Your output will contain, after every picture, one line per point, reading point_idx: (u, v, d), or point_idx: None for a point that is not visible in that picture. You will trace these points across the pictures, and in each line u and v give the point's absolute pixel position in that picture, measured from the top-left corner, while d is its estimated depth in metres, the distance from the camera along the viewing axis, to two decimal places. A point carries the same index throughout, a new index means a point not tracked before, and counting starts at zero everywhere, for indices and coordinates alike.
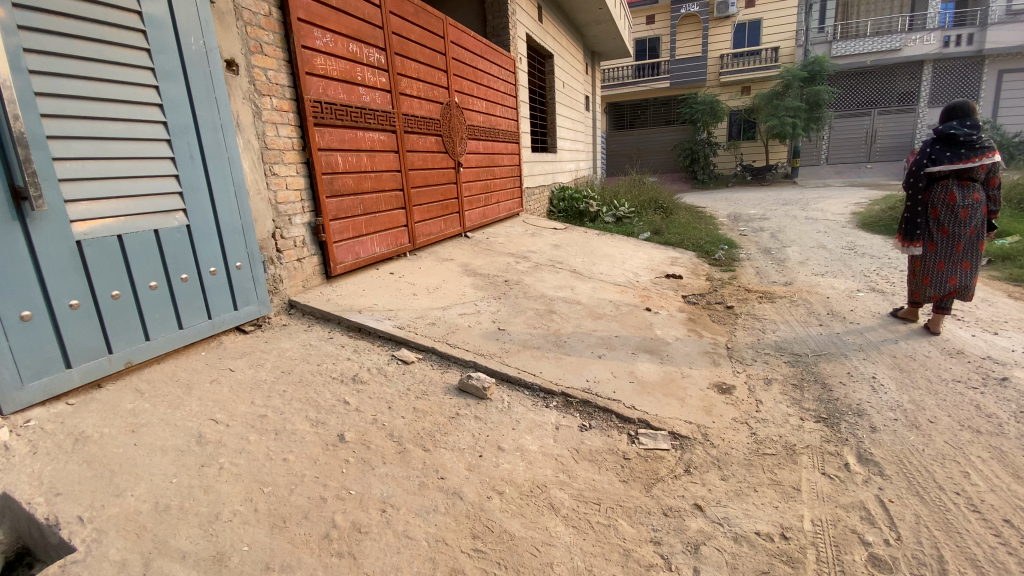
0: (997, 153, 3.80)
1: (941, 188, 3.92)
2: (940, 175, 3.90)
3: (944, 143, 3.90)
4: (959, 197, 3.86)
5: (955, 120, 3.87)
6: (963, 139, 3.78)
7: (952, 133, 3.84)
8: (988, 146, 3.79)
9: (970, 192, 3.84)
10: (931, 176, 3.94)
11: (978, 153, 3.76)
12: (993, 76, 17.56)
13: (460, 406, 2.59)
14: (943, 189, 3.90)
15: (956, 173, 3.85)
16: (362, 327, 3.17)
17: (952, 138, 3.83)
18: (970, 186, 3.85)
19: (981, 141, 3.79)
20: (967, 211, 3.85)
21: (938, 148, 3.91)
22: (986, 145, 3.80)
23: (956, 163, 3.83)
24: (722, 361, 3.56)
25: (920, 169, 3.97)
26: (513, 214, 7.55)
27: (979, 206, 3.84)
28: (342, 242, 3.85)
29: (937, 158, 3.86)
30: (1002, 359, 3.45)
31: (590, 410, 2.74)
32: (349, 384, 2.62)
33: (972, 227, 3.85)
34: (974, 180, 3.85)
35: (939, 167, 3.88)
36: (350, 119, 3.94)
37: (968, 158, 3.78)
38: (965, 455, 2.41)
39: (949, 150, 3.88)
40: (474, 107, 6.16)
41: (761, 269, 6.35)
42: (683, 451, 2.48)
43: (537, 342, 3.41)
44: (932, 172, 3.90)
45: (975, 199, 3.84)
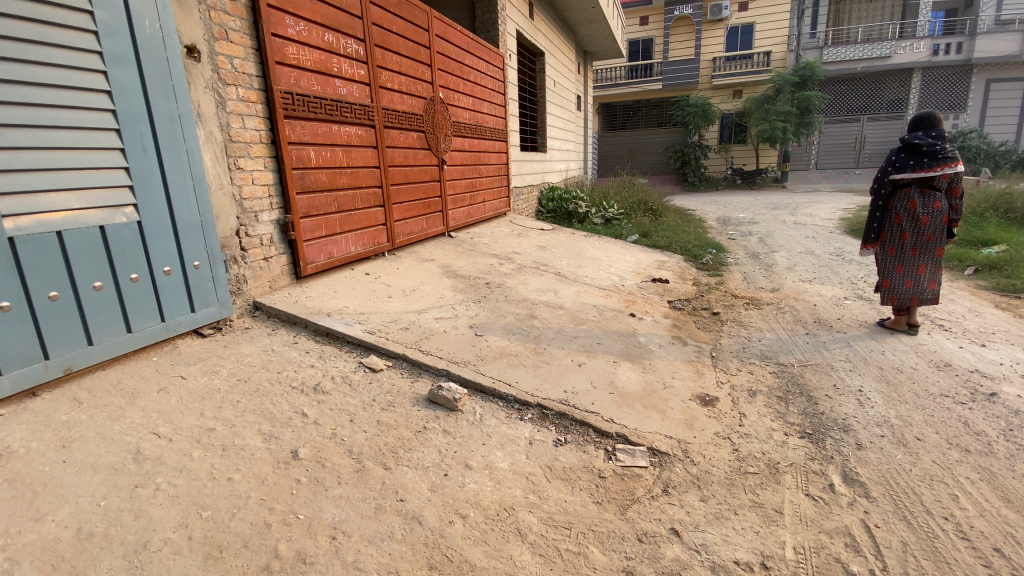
0: (960, 163, 3.95)
1: (904, 195, 4.13)
2: (903, 183, 4.12)
3: (909, 152, 4.09)
4: (920, 205, 4.06)
5: (921, 130, 4.06)
6: (925, 149, 3.97)
7: (916, 143, 4.04)
8: (950, 156, 3.94)
9: (930, 200, 4.04)
10: (895, 183, 4.17)
11: (939, 163, 3.93)
12: (981, 85, 17.67)
13: (428, 418, 2.44)
14: (906, 196, 4.12)
15: (919, 182, 4.05)
16: (330, 331, 3.01)
17: (916, 147, 4.03)
18: (932, 194, 4.04)
19: (944, 151, 3.95)
20: (927, 219, 4.05)
21: (903, 157, 4.11)
22: (948, 155, 3.96)
23: (918, 171, 4.01)
24: (706, 371, 3.44)
25: (885, 176, 4.21)
26: (500, 214, 7.40)
27: (939, 214, 4.03)
28: (314, 241, 3.68)
29: (899, 166, 4.08)
30: (990, 373, 3.37)
31: (567, 423, 2.60)
32: (309, 394, 2.46)
33: (930, 234, 4.06)
34: (937, 188, 4.03)
35: (901, 175, 4.09)
36: (325, 112, 3.77)
37: (929, 167, 3.96)
38: (953, 476, 2.31)
39: (913, 158, 4.07)
40: (460, 103, 6.00)
41: (749, 274, 6.26)
42: (661, 469, 2.35)
43: (515, 348, 3.27)
44: (895, 180, 4.13)
45: (935, 207, 4.03)
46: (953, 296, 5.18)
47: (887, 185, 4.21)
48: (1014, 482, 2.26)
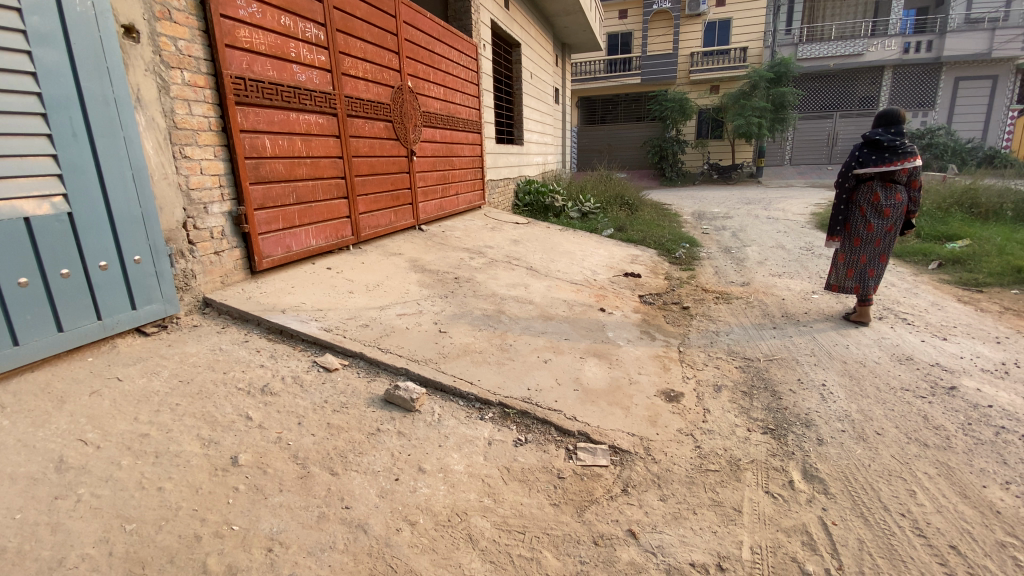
0: (917, 157, 4.05)
1: (867, 189, 4.17)
2: (866, 177, 4.15)
3: (870, 147, 4.13)
4: (883, 197, 4.11)
5: (881, 126, 4.11)
6: (887, 143, 4.02)
7: (878, 138, 4.08)
8: (909, 151, 4.04)
9: (892, 193, 4.11)
10: (858, 177, 4.20)
11: (901, 157, 4.01)
12: (949, 84, 18.09)
13: (382, 420, 2.33)
14: (869, 189, 4.16)
15: (881, 175, 4.10)
16: (284, 329, 2.88)
17: (878, 142, 4.07)
18: (893, 187, 4.11)
19: (904, 146, 4.03)
20: (889, 210, 4.13)
21: (865, 151, 4.14)
22: (907, 150, 4.04)
23: (882, 165, 4.06)
24: (673, 366, 3.42)
25: (849, 171, 4.22)
26: (474, 207, 7.27)
27: (900, 206, 4.12)
28: (270, 234, 3.52)
29: (864, 161, 4.10)
30: (950, 366, 3.42)
31: (528, 422, 2.52)
32: (256, 396, 2.34)
33: (891, 225, 4.16)
34: (897, 181, 4.11)
35: (866, 170, 4.12)
36: (282, 99, 3.61)
37: (892, 162, 4.02)
38: (911, 471, 2.32)
39: (874, 153, 4.11)
40: (430, 93, 5.85)
41: (720, 269, 6.29)
42: (622, 468, 2.30)
43: (480, 345, 3.16)
44: (860, 174, 4.15)
45: (897, 199, 4.11)
46: (916, 290, 5.27)
47: (850, 179, 4.23)
48: (970, 476, 2.27)
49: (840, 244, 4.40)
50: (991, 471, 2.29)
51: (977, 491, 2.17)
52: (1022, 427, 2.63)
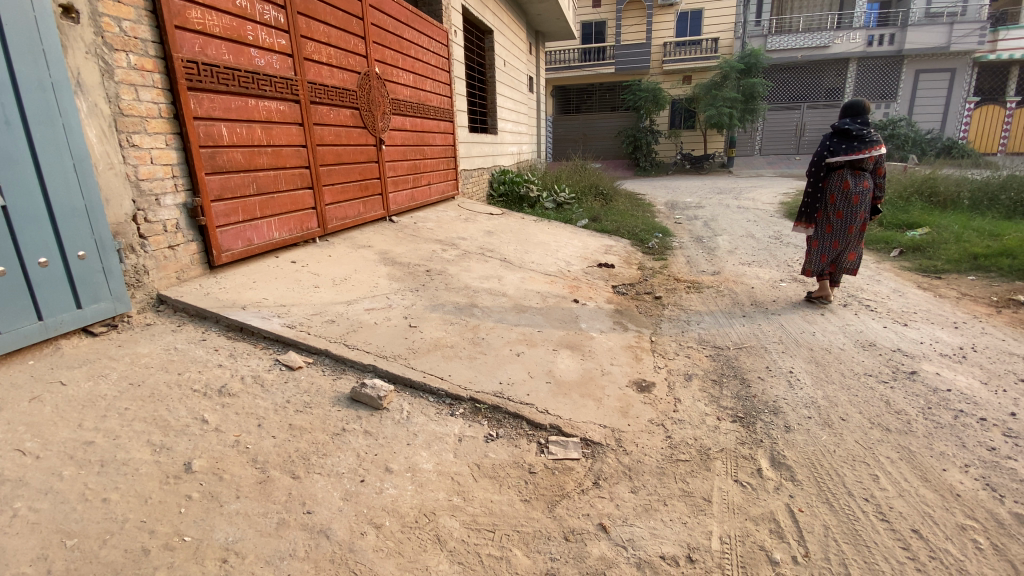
0: (883, 145, 4.17)
1: (838, 177, 4.27)
2: (837, 165, 4.25)
3: (840, 136, 4.23)
4: (853, 185, 4.21)
5: (849, 116, 4.22)
6: (856, 133, 4.13)
7: (846, 127, 4.18)
8: (876, 140, 4.15)
9: (861, 180, 4.21)
10: (829, 166, 4.29)
11: (868, 146, 4.12)
12: (910, 76, 18.61)
13: (347, 419, 2.25)
14: (840, 177, 4.25)
15: (851, 164, 4.20)
16: (244, 326, 2.76)
17: (846, 132, 4.18)
18: (861, 175, 4.21)
19: (870, 135, 4.14)
20: (859, 197, 4.22)
21: (835, 141, 4.25)
22: (873, 139, 4.16)
23: (851, 153, 4.16)
24: (645, 356, 3.43)
25: (820, 160, 4.31)
26: (447, 197, 7.16)
27: (868, 193, 4.22)
28: (229, 227, 3.37)
29: (834, 150, 4.19)
30: (911, 351, 3.52)
31: (500, 417, 2.47)
32: (213, 398, 2.24)
33: (861, 211, 4.26)
34: (864, 169, 4.22)
35: (836, 158, 4.22)
36: (239, 85, 3.44)
37: (860, 150, 4.12)
38: (874, 456, 2.38)
39: (844, 142, 4.21)
40: (399, 80, 5.69)
41: (692, 258, 6.35)
42: (593, 460, 2.28)
43: (452, 339, 3.08)
44: (831, 162, 4.24)
45: (866, 186, 4.21)
46: (879, 278, 5.42)
47: (822, 168, 4.32)
48: (932, 460, 2.33)
49: (812, 231, 4.49)
50: (951, 454, 2.36)
51: (938, 475, 2.22)
52: (979, 411, 2.72)
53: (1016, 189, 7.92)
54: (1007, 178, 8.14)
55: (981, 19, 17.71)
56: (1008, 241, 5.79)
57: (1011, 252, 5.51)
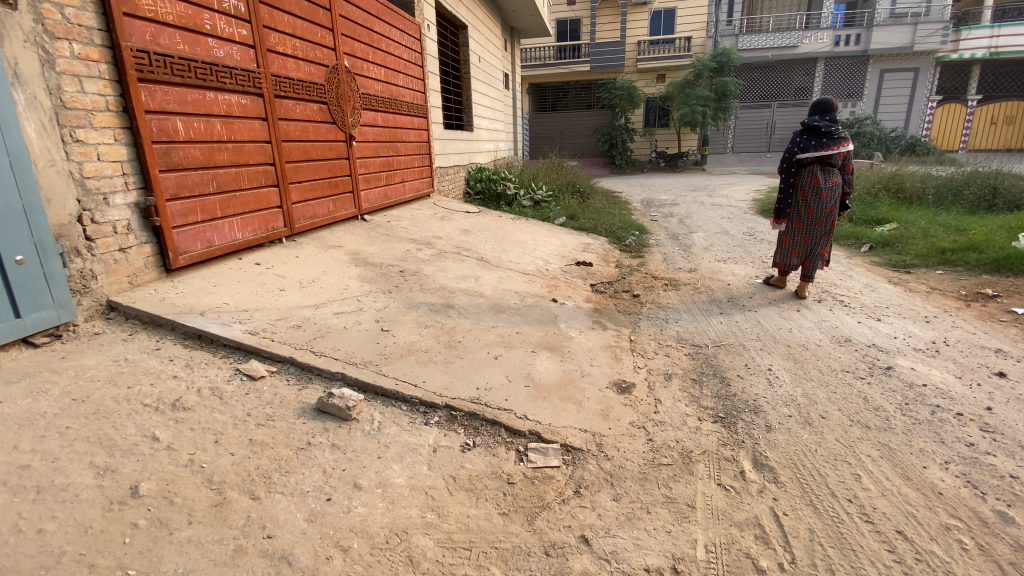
0: (850, 142, 4.21)
1: (808, 173, 4.29)
2: (807, 161, 4.27)
3: (810, 133, 4.25)
4: (822, 180, 4.24)
5: (817, 113, 4.25)
6: (825, 129, 4.15)
7: (815, 124, 4.21)
8: (843, 136, 4.19)
9: (830, 176, 4.25)
10: (800, 162, 4.31)
11: (837, 142, 4.15)
12: (875, 75, 19.16)
13: (313, 433, 2.12)
14: (810, 173, 4.28)
15: (820, 160, 4.23)
16: (203, 334, 2.59)
17: (816, 128, 4.20)
18: (831, 171, 4.25)
19: (838, 131, 4.18)
20: (828, 193, 4.26)
21: (805, 137, 4.27)
22: (841, 136, 4.20)
23: (820, 150, 4.18)
24: (624, 356, 3.36)
25: (790, 156, 4.33)
26: (422, 195, 6.99)
27: (837, 188, 4.26)
28: (186, 227, 3.17)
29: (804, 146, 4.21)
30: (885, 347, 3.55)
31: (477, 424, 2.36)
32: (165, 413, 2.07)
33: (831, 207, 4.29)
34: (833, 165, 4.26)
35: (806, 155, 4.24)
36: (196, 77, 3.23)
37: (829, 146, 4.15)
38: (855, 455, 2.36)
39: (813, 138, 4.24)
40: (370, 74, 5.50)
41: (669, 255, 6.34)
42: (574, 467, 2.20)
43: (426, 343, 2.95)
44: (801, 159, 4.26)
45: (834, 182, 4.26)
46: (851, 273, 5.50)
47: (793, 165, 4.34)
48: (912, 458, 2.33)
49: (784, 227, 4.52)
50: (930, 452, 2.38)
51: (920, 473, 2.23)
52: (954, 405, 2.76)
53: (978, 184, 8.17)
54: (969, 174, 8.39)
55: (943, 19, 18.22)
56: (974, 236, 5.97)
57: (978, 246, 5.67)
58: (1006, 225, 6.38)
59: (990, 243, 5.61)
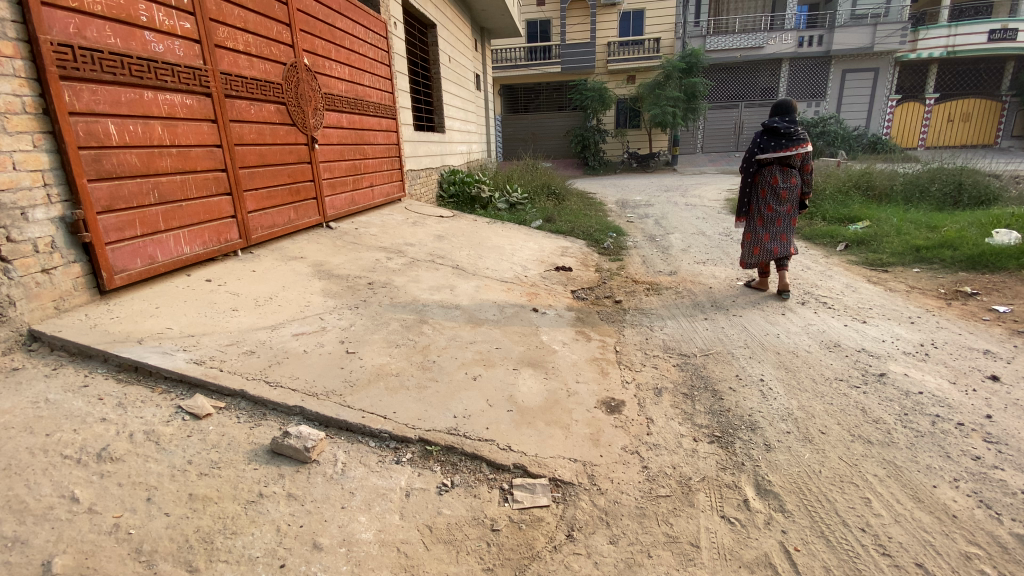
0: (808, 144, 4.51)
1: (768, 173, 4.59)
2: (767, 161, 4.57)
3: (770, 134, 4.54)
4: (781, 180, 4.55)
5: (777, 115, 4.54)
6: (783, 130, 4.44)
7: (775, 125, 4.49)
8: (802, 138, 4.48)
9: (788, 176, 4.54)
10: (760, 162, 4.61)
11: (795, 143, 4.43)
12: (837, 76, 19.66)
13: (266, 482, 1.84)
14: (770, 173, 4.57)
15: (779, 160, 4.53)
16: (140, 366, 2.28)
17: (775, 130, 4.49)
18: (789, 171, 4.54)
19: (797, 133, 4.47)
20: (786, 192, 4.57)
21: (765, 138, 4.55)
22: (800, 137, 4.49)
23: (779, 150, 4.48)
24: (611, 370, 3.17)
25: (752, 157, 4.63)
26: (392, 199, 6.69)
27: (795, 188, 4.56)
28: (123, 243, 2.83)
29: (764, 147, 4.50)
30: (876, 351, 3.45)
31: (455, 460, 2.12)
32: (88, 466, 1.76)
33: (788, 205, 4.60)
34: (792, 166, 4.56)
35: (766, 155, 4.53)
36: (131, 74, 2.89)
37: (787, 147, 4.44)
38: (862, 475, 2.21)
39: (773, 139, 4.52)
40: (333, 73, 5.18)
41: (648, 258, 6.20)
42: (565, 506, 1.98)
43: (398, 365, 2.69)
44: (761, 159, 4.56)
45: (792, 182, 4.55)
46: (831, 273, 5.45)
47: (753, 164, 4.64)
48: (920, 476, 2.20)
49: (746, 224, 4.82)
50: (938, 468, 2.25)
51: (930, 494, 2.10)
52: (953, 414, 2.65)
53: (945, 180, 8.33)
54: (935, 170, 8.55)
55: (903, 20, 18.72)
56: (946, 233, 6.02)
57: (951, 243, 5.72)
58: (975, 222, 6.47)
59: (964, 240, 5.66)
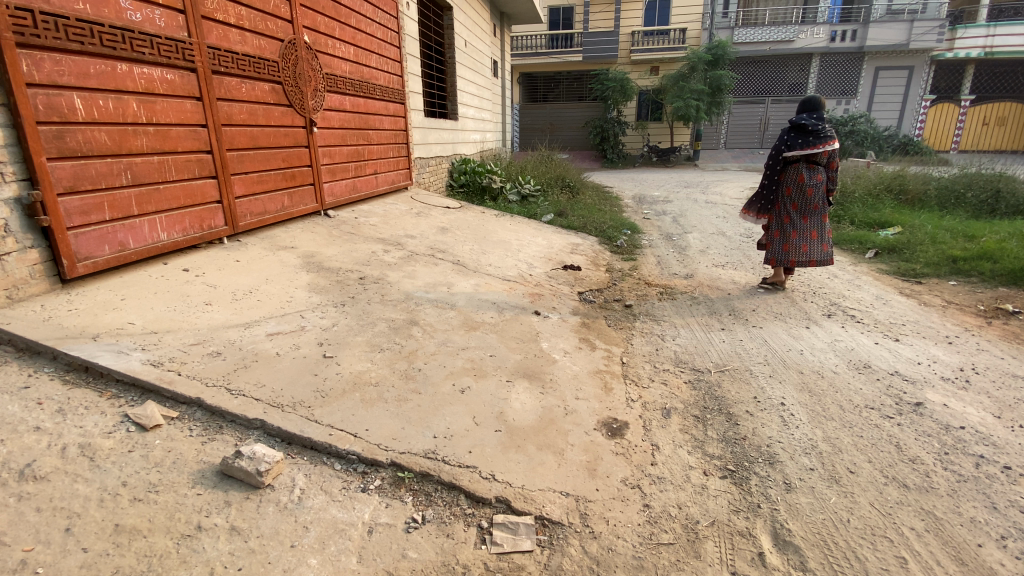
0: (836, 141, 4.17)
1: (794, 171, 4.25)
2: (793, 159, 4.23)
3: (797, 131, 4.21)
4: (807, 178, 4.20)
5: (806, 111, 4.20)
6: (812, 127, 4.11)
7: (803, 122, 4.16)
8: (829, 134, 4.15)
9: (815, 174, 4.20)
10: (786, 160, 4.28)
11: (823, 141, 4.10)
12: (870, 72, 18.83)
13: (207, 511, 1.62)
14: (795, 171, 4.24)
15: (806, 158, 4.19)
16: (90, 366, 2.08)
17: (803, 127, 4.15)
18: (816, 168, 4.20)
19: (825, 129, 4.14)
20: (812, 190, 4.22)
21: (792, 135, 4.23)
22: (828, 134, 4.15)
23: (806, 148, 4.15)
24: (615, 384, 2.88)
25: (777, 153, 4.29)
26: (398, 187, 6.43)
27: (822, 186, 4.21)
28: (88, 228, 2.62)
29: (791, 144, 4.17)
30: (911, 376, 3.10)
31: (430, 489, 1.88)
32: (6, 486, 1.57)
33: (815, 204, 4.25)
34: (819, 163, 4.21)
35: (792, 152, 4.20)
36: (102, 44, 2.65)
37: (815, 145, 4.11)
38: (896, 528, 1.91)
39: (800, 137, 4.20)
40: (336, 53, 4.92)
41: (663, 258, 5.87)
42: (550, 552, 1.72)
43: (378, 373, 2.44)
44: (786, 156, 4.23)
45: (819, 180, 4.20)
46: (859, 282, 5.07)
47: (779, 161, 4.31)
48: (962, 532, 1.90)
49: (770, 223, 4.48)
50: (983, 522, 1.94)
51: (974, 554, 1.80)
52: (1000, 456, 2.33)
53: (982, 187, 7.81)
54: (973, 175, 8.01)
55: (940, 16, 17.74)
56: (984, 243, 5.59)
57: (991, 255, 5.30)
58: (1017, 232, 6.01)
59: (1005, 253, 5.24)
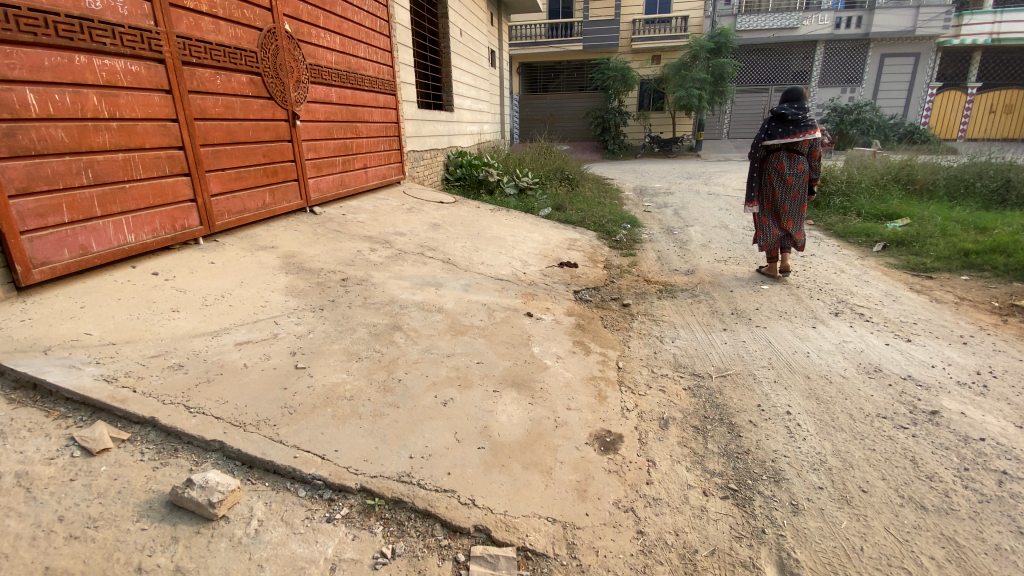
0: (819, 129, 3.97)
1: (774, 159, 4.10)
2: (774, 147, 4.07)
3: (778, 119, 4.04)
4: (787, 167, 4.05)
5: (789, 98, 4.02)
6: (791, 116, 3.93)
7: (783, 110, 3.99)
8: (812, 122, 3.95)
9: (795, 162, 4.03)
10: (767, 148, 4.12)
11: (802, 130, 3.91)
12: (876, 59, 18.44)
13: (151, 549, 1.46)
14: (776, 160, 4.09)
15: (786, 146, 4.02)
16: (38, 383, 1.92)
17: (783, 116, 3.98)
18: (797, 157, 4.03)
19: (806, 118, 3.94)
20: (792, 179, 4.05)
21: (773, 124, 4.06)
22: (810, 122, 3.95)
23: (786, 137, 3.97)
24: (609, 392, 2.71)
25: (758, 142, 4.14)
26: (389, 181, 6.23)
27: (802, 175, 4.04)
28: (44, 231, 2.45)
29: (770, 133, 4.02)
30: (925, 381, 2.92)
31: (403, 518, 1.72)
32: None
33: (796, 192, 4.08)
34: (800, 152, 4.04)
35: (773, 141, 4.03)
36: (56, 32, 2.46)
37: (795, 134, 3.93)
38: (915, 557, 1.74)
39: (781, 126, 4.02)
40: (321, 42, 4.71)
41: (663, 253, 5.69)
42: None
43: (354, 386, 2.28)
44: (767, 145, 4.07)
45: (799, 169, 4.04)
46: (867, 277, 4.88)
47: (760, 150, 4.16)
48: (987, 562, 1.73)
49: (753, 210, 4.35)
50: (1010, 550, 1.77)
51: None
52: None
53: (992, 176, 7.58)
54: (983, 165, 7.78)
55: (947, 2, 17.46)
56: (997, 236, 5.38)
57: (1004, 248, 5.09)
58: None
59: (1019, 245, 5.03)
